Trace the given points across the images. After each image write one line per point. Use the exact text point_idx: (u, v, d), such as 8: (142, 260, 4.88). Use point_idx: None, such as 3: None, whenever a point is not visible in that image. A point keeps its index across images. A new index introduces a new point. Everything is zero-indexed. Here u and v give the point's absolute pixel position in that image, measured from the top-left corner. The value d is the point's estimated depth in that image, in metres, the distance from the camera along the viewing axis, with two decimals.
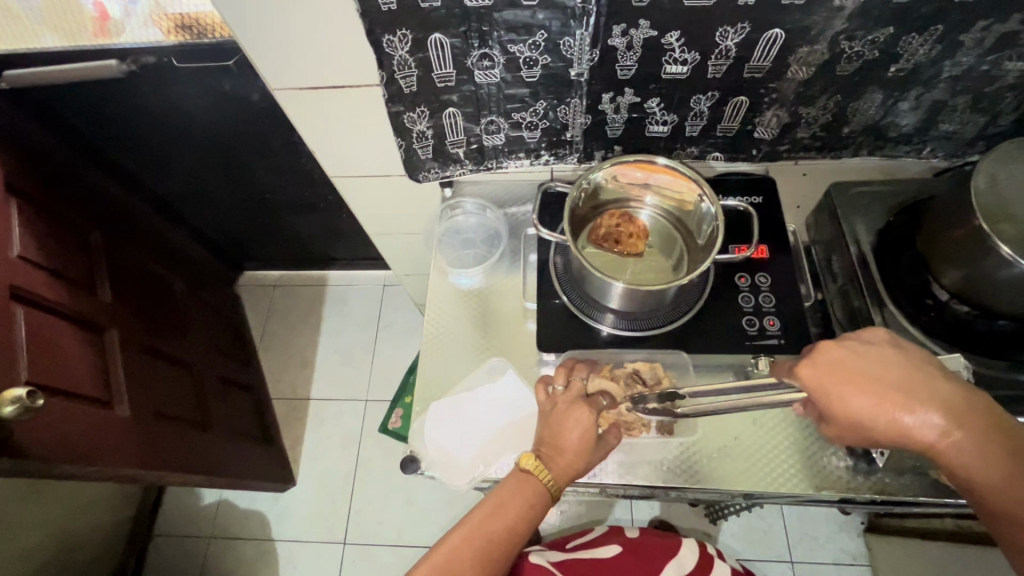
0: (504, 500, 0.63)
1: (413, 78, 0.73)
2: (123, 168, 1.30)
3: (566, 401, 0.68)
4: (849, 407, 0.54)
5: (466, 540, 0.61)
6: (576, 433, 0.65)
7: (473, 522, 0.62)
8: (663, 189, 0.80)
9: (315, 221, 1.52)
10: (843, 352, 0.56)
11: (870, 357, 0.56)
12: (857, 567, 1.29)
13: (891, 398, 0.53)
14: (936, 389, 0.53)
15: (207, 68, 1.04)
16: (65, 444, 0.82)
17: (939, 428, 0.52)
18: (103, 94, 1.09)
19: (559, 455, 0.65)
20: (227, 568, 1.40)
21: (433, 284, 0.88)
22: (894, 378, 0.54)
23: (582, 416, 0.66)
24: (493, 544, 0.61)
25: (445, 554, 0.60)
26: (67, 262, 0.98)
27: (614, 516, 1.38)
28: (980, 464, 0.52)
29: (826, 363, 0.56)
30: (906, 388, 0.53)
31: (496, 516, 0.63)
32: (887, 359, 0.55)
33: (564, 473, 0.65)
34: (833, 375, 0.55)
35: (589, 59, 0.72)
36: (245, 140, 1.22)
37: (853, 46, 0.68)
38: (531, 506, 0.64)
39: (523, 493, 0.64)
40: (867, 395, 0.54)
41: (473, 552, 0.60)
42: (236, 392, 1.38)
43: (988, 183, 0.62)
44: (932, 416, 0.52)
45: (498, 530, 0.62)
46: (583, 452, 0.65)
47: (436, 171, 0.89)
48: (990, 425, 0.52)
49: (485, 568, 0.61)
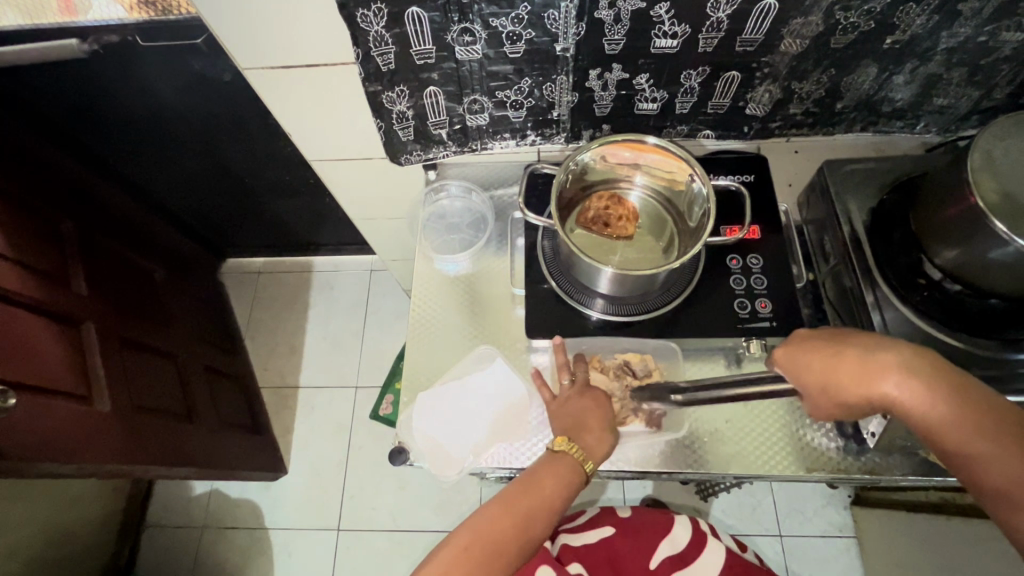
0: (543, 476, 0.64)
1: (390, 56, 0.70)
2: (93, 152, 1.24)
3: (581, 395, 0.70)
4: (812, 375, 0.59)
5: (505, 512, 0.61)
6: (598, 419, 0.68)
7: (513, 493, 0.63)
8: (654, 168, 0.78)
9: (298, 206, 1.48)
10: (814, 333, 0.61)
11: (834, 334, 0.60)
12: (844, 539, 1.32)
13: (846, 362, 0.57)
14: (888, 351, 0.55)
15: (177, 47, 0.99)
16: (40, 443, 0.80)
17: (892, 385, 0.54)
18: (68, 74, 1.04)
19: (588, 435, 0.66)
20: (221, 558, 1.40)
21: (418, 270, 0.85)
22: (850, 345, 0.57)
23: (600, 402, 0.70)
24: (531, 517, 0.62)
25: (481, 523, 0.60)
26: (36, 255, 0.93)
27: (607, 495, 1.39)
28: (939, 411, 0.52)
29: (800, 344, 0.61)
30: (862, 351, 0.56)
31: (531, 492, 0.62)
32: (848, 334, 0.59)
33: (598, 456, 0.66)
34: (805, 352, 0.60)
35: (575, 33, 0.69)
36: (220, 123, 1.18)
37: (848, 17, 0.66)
38: (567, 484, 0.63)
39: (558, 471, 0.64)
40: (825, 366, 0.58)
41: (509, 524, 0.60)
42: (222, 382, 1.36)
43: (983, 160, 0.59)
44: (886, 376, 0.54)
45: (533, 505, 0.62)
46: (606, 430, 0.67)
47: (419, 153, 0.86)
48: (945, 377, 0.53)
49: (521, 540, 0.61)
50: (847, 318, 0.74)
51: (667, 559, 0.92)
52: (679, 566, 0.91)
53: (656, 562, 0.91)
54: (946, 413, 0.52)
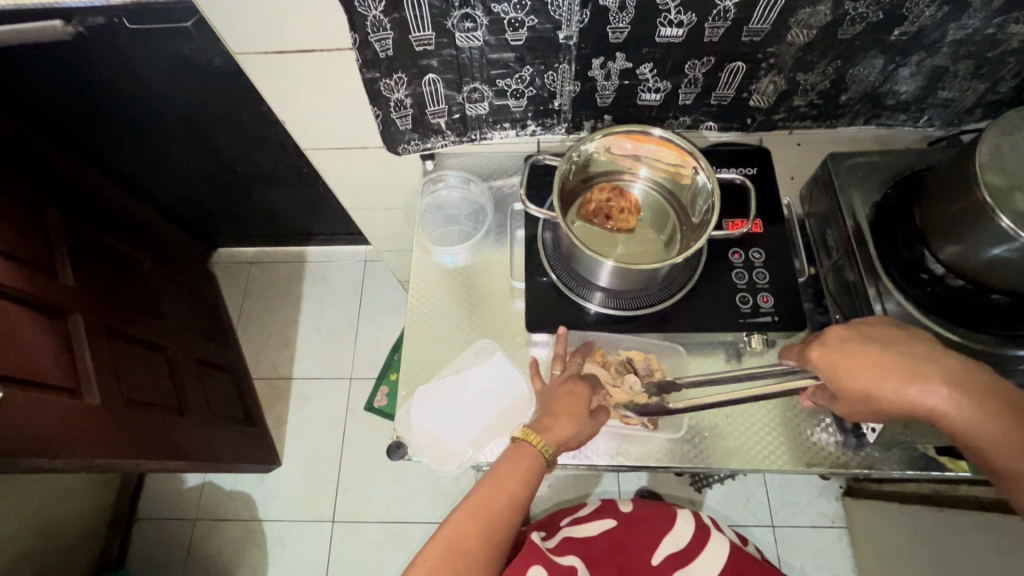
0: (503, 473, 0.62)
1: (388, 42, 0.68)
2: (78, 139, 1.21)
3: (560, 384, 0.69)
4: (852, 375, 0.56)
5: (471, 517, 0.60)
6: (571, 405, 0.66)
7: (475, 499, 0.61)
8: (655, 160, 0.77)
9: (291, 195, 1.45)
10: (849, 334, 0.58)
11: (877, 334, 0.58)
12: (835, 529, 1.34)
13: (891, 367, 0.55)
14: (930, 361, 0.55)
15: (164, 30, 0.96)
16: (25, 437, 0.78)
17: (937, 395, 0.54)
18: (51, 57, 1.00)
19: (553, 424, 0.65)
20: (214, 550, 1.39)
21: (415, 262, 0.84)
22: (893, 348, 0.56)
23: (577, 390, 0.68)
24: (497, 515, 0.61)
25: (448, 540, 0.59)
26: (22, 246, 0.91)
27: (602, 488, 1.39)
28: (985, 427, 0.53)
29: (837, 344, 0.58)
30: (906, 356, 0.55)
31: (495, 491, 0.61)
32: (889, 335, 0.57)
33: (558, 440, 0.64)
34: (843, 355, 0.57)
35: (579, 21, 0.67)
36: (211, 108, 1.15)
37: (856, 8, 0.64)
38: (530, 472, 0.63)
39: (520, 462, 0.63)
40: (868, 366, 0.56)
41: (477, 528, 0.60)
42: (214, 374, 1.34)
43: (991, 155, 0.59)
44: (932, 386, 0.54)
45: (500, 502, 0.61)
46: (575, 418, 0.66)
47: (417, 143, 0.84)
48: (991, 392, 0.53)
49: (493, 541, 0.60)
50: (849, 312, 0.74)
51: (672, 556, 0.91)
52: (684, 562, 0.90)
53: (658, 559, 0.91)
54: (992, 429, 0.52)
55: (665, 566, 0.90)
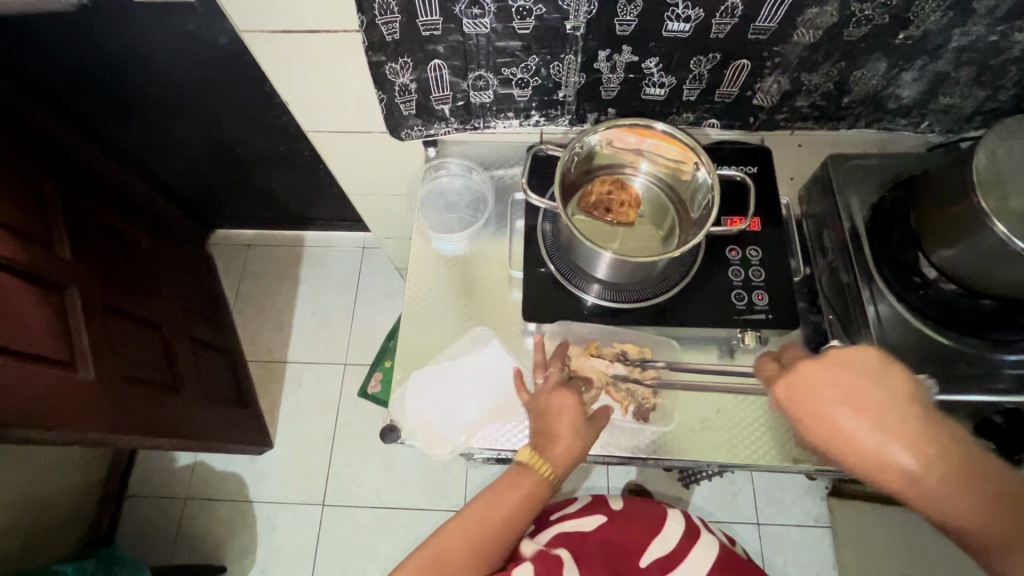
0: (503, 492, 0.65)
1: (395, 25, 0.68)
2: (77, 112, 1.20)
3: (546, 395, 0.69)
4: (814, 428, 0.53)
5: (463, 530, 0.63)
6: (566, 425, 0.67)
7: (472, 514, 0.65)
8: (657, 155, 0.77)
9: (291, 177, 1.45)
10: (821, 369, 0.54)
11: (848, 387, 0.52)
12: (819, 529, 1.35)
13: (850, 431, 0.51)
14: (903, 425, 0.50)
15: (167, 5, 0.95)
16: (23, 409, 0.79)
17: (908, 470, 0.49)
18: (52, 27, 0.99)
19: (556, 446, 0.66)
20: (204, 530, 1.39)
21: (414, 248, 0.84)
22: (863, 412, 0.51)
23: (566, 400, 0.68)
24: (488, 534, 0.63)
25: (438, 546, 0.62)
26: (20, 215, 0.91)
27: (591, 483, 1.40)
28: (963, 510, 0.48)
29: (807, 384, 0.54)
30: (874, 416, 0.50)
31: (490, 510, 0.64)
32: (861, 387, 0.52)
33: (563, 465, 0.66)
34: (807, 397, 0.54)
35: (587, 11, 0.67)
36: (213, 86, 1.14)
37: (862, 9, 0.65)
38: (529, 494, 0.65)
39: (522, 484, 0.66)
40: (828, 426, 0.52)
41: (468, 543, 0.62)
42: (207, 354, 1.34)
43: (988, 161, 0.59)
44: (900, 456, 0.49)
45: (495, 521, 0.64)
46: (576, 434, 0.67)
47: (420, 128, 0.85)
48: (966, 468, 0.48)
49: (482, 560, 0.62)
50: (842, 314, 0.74)
51: (660, 559, 0.90)
52: (671, 566, 0.90)
53: (646, 561, 0.90)
54: (975, 510, 0.48)
55: (652, 569, 0.90)
